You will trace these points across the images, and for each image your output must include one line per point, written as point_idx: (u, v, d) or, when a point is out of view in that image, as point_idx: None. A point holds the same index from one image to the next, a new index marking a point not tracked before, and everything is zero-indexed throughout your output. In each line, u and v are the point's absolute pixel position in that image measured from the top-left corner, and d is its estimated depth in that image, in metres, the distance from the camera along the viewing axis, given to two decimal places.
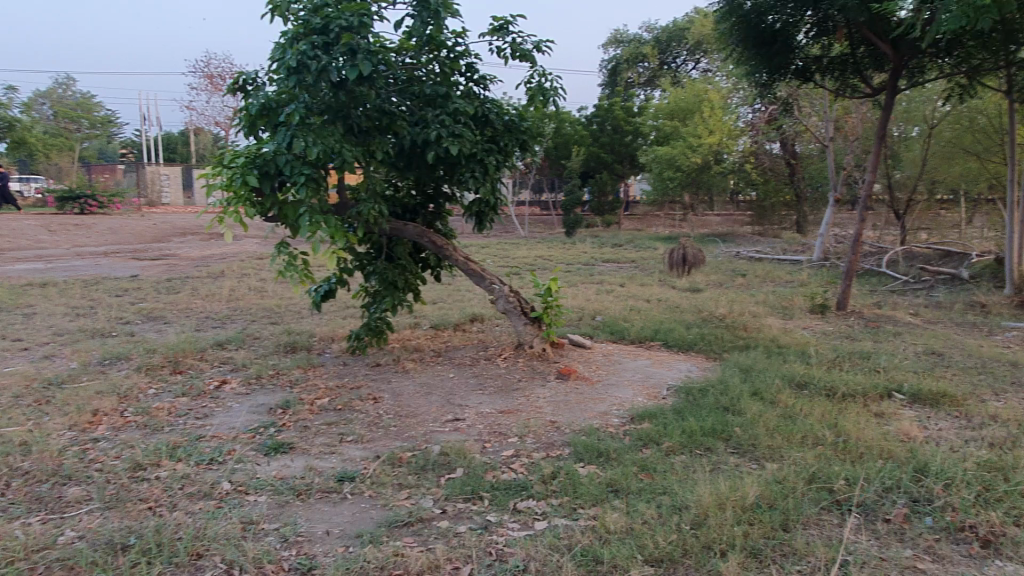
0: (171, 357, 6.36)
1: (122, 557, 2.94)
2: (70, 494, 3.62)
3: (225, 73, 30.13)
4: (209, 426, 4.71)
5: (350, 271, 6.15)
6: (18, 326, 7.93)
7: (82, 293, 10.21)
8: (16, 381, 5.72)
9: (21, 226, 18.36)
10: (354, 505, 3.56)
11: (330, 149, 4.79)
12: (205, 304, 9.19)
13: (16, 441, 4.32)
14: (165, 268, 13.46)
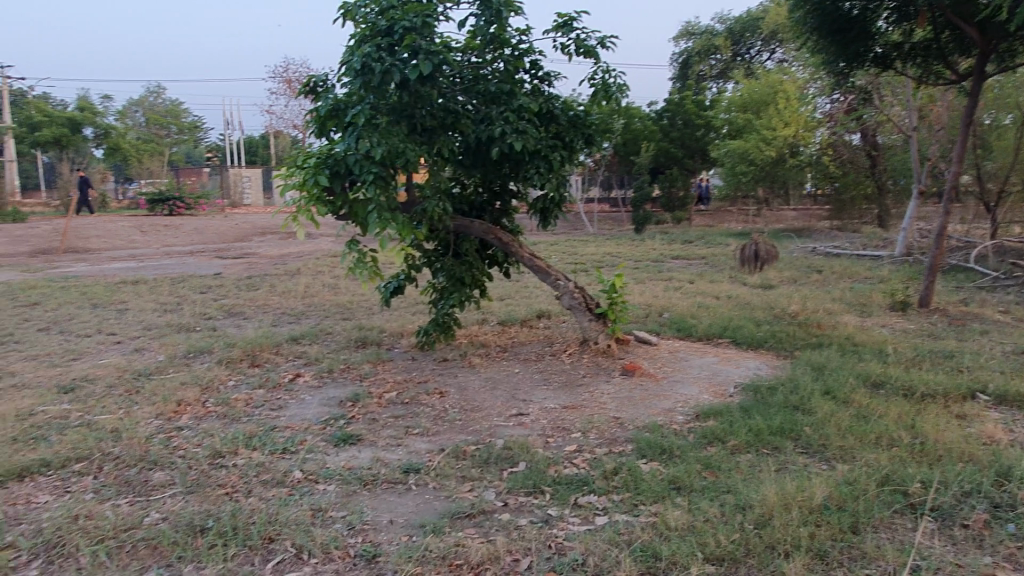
0: (249, 351, 6.64)
1: (201, 539, 3.10)
2: (156, 478, 3.84)
3: (303, 77, 31.11)
4: (283, 417, 4.91)
5: (419, 267, 6.29)
6: (112, 321, 8.45)
7: (170, 290, 10.76)
8: (110, 372, 6.10)
9: (116, 227, 19.45)
10: (419, 496, 3.65)
11: (396, 148, 4.92)
12: (282, 301, 9.54)
13: (108, 428, 4.61)
14: (246, 266, 14.02)
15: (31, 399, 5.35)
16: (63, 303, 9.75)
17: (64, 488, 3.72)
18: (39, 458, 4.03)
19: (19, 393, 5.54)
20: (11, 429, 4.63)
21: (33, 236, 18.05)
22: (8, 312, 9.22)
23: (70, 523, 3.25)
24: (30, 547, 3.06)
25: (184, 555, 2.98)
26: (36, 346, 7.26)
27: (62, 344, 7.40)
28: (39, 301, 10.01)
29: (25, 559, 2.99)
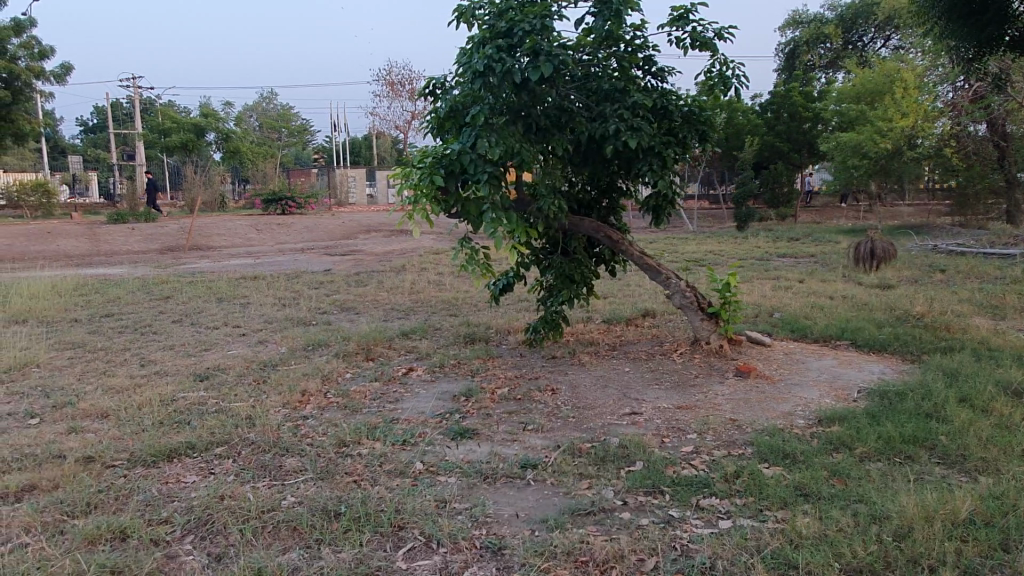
0: (364, 345, 6.90)
1: (336, 523, 3.26)
2: (289, 463, 4.06)
3: (405, 79, 31.99)
4: (400, 410, 5.08)
5: (527, 265, 6.36)
6: (236, 315, 8.97)
7: (287, 285, 11.31)
8: (239, 363, 6.48)
9: (235, 227, 20.62)
10: (538, 492, 3.69)
11: (512, 147, 4.99)
12: (391, 297, 9.85)
13: (242, 415, 4.90)
14: (354, 262, 14.55)
15: (172, 386, 5.76)
16: (191, 297, 10.45)
17: (209, 469, 3.99)
18: (185, 440, 4.33)
19: (161, 380, 5.98)
20: (157, 413, 5.00)
21: (162, 234, 19.40)
22: (146, 304, 9.96)
23: (217, 502, 3.49)
24: (183, 522, 3.29)
25: (322, 538, 3.14)
26: (172, 337, 7.80)
27: (194, 335, 7.93)
28: (170, 295, 10.76)
29: (180, 532, 3.22)
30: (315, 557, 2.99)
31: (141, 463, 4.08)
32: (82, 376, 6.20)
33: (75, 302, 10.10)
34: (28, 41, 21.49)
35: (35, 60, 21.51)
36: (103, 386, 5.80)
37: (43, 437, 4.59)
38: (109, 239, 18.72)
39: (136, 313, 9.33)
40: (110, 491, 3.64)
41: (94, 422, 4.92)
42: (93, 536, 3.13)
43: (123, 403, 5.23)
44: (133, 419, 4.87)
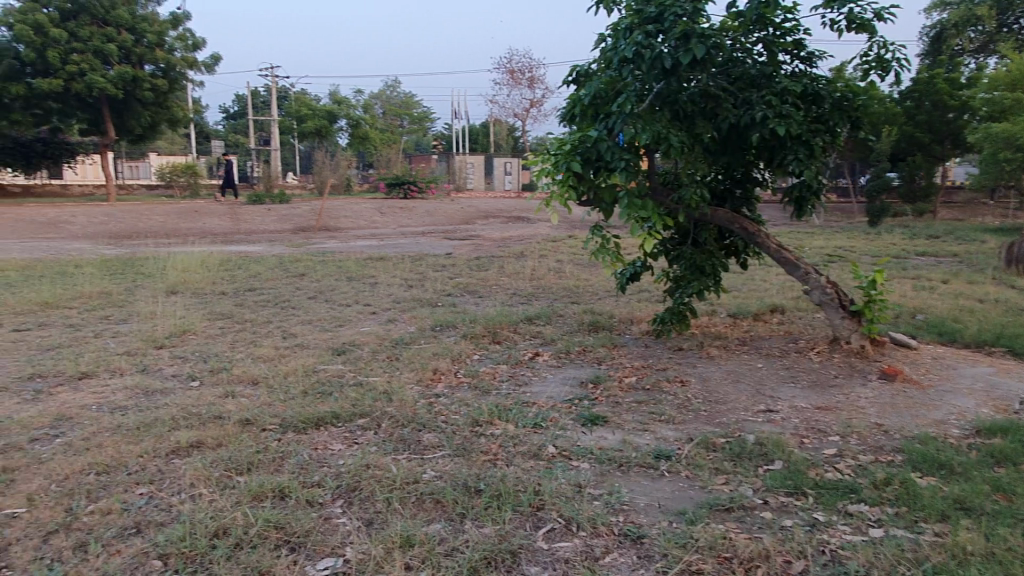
0: (491, 327, 7.04)
1: (477, 499, 3.37)
2: (426, 439, 4.21)
3: (525, 66, 32.14)
4: (530, 393, 5.15)
5: (656, 255, 6.27)
6: (367, 293, 9.38)
7: (413, 267, 11.70)
8: (372, 339, 6.78)
9: (361, 210, 21.52)
10: (673, 483, 3.65)
11: (654, 134, 4.94)
12: (512, 282, 9.98)
13: (380, 389, 5.13)
14: (474, 247, 14.86)
15: (313, 357, 6.11)
16: (325, 275, 11.01)
17: (353, 439, 4.22)
18: (330, 410, 4.59)
19: (303, 352, 6.36)
20: (301, 383, 5.32)
21: (295, 215, 20.55)
22: (284, 280, 10.59)
23: (363, 470, 3.69)
24: (334, 486, 3.50)
25: (465, 512, 3.25)
26: (309, 312, 8.26)
27: (329, 311, 8.36)
28: (305, 272, 11.37)
29: (331, 496, 3.42)
30: (459, 530, 3.11)
31: (292, 428, 4.36)
32: (233, 344, 6.69)
33: (222, 276, 10.88)
34: (183, 33, 23.13)
35: (188, 51, 23.14)
36: (253, 355, 6.23)
37: (204, 398, 4.99)
38: (248, 218, 19.99)
39: (276, 288, 9.93)
40: (267, 452, 3.92)
41: (246, 388, 5.30)
42: (258, 493, 3.38)
43: (271, 371, 5.62)
44: (281, 387, 5.21)
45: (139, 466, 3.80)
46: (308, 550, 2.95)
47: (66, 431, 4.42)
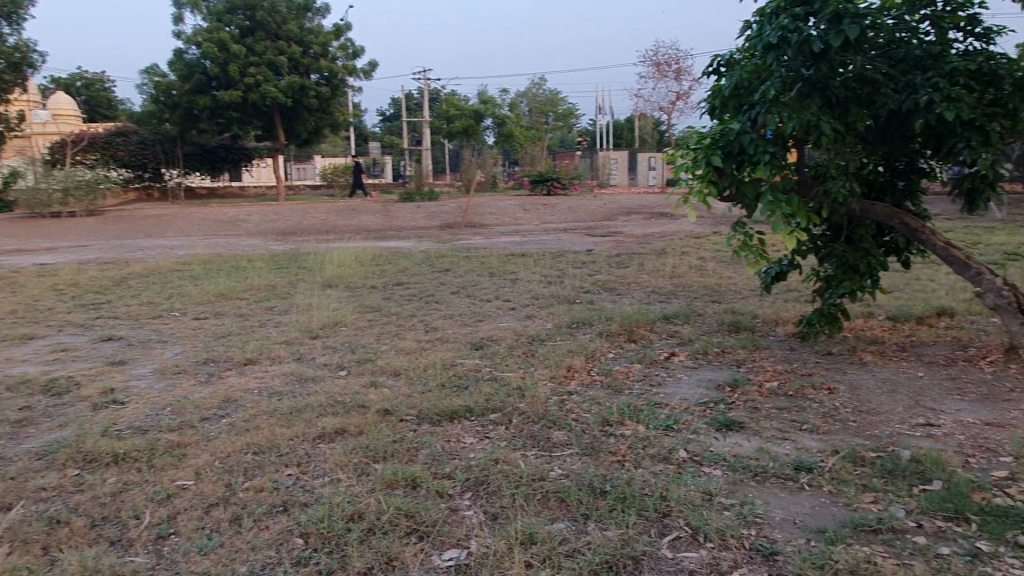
0: (626, 326, 6.94)
1: (602, 501, 3.34)
2: (555, 436, 4.23)
3: (672, 58, 31.28)
4: (664, 394, 5.03)
5: (804, 253, 5.90)
6: (506, 289, 9.56)
7: (552, 264, 11.78)
8: (509, 335, 6.91)
9: (504, 207, 21.97)
10: (814, 498, 3.43)
11: (802, 124, 4.64)
12: (652, 279, 9.78)
13: (514, 384, 5.22)
14: (614, 243, 14.71)
15: (451, 352, 6.33)
16: (468, 271, 11.33)
17: (484, 433, 4.32)
18: (464, 404, 4.72)
19: (443, 346, 6.60)
20: (438, 375, 5.54)
21: (442, 213, 21.33)
22: (430, 276, 11.03)
23: (491, 464, 3.76)
24: (463, 479, 3.60)
25: (589, 513, 3.23)
26: (451, 307, 8.55)
27: (470, 306, 8.61)
28: (449, 268, 11.78)
29: (460, 488, 3.52)
30: (582, 532, 3.10)
31: (428, 420, 4.53)
32: (380, 336, 7.07)
33: (373, 271, 11.52)
34: (345, 43, 24.55)
35: (349, 59, 24.58)
36: (396, 347, 6.55)
37: (350, 387, 5.31)
38: (399, 216, 21.00)
39: (421, 283, 10.36)
40: (403, 442, 4.10)
41: (388, 378, 5.59)
42: (392, 481, 3.54)
43: (412, 364, 5.88)
44: (420, 380, 5.45)
45: (289, 449, 4.11)
46: (435, 540, 3.05)
47: (231, 412, 4.87)
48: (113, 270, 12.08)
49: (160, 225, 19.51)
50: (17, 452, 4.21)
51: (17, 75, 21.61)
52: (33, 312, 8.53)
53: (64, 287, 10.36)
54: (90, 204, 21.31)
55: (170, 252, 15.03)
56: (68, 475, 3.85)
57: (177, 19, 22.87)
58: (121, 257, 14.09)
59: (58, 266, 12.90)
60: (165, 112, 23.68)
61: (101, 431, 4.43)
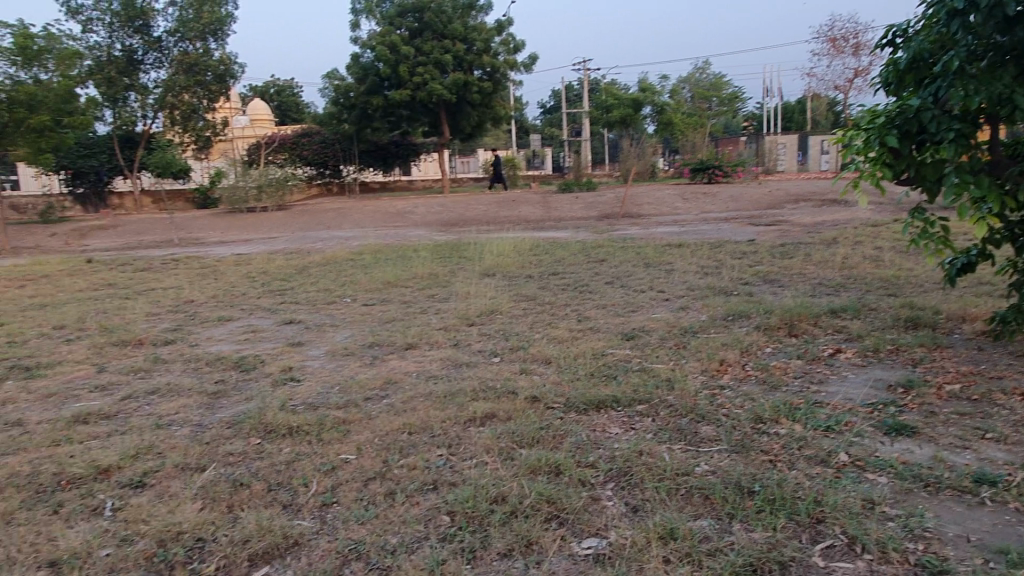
0: (788, 319, 6.58)
1: (749, 501, 3.22)
2: (704, 431, 4.11)
3: (850, 33, 28.96)
4: (825, 393, 4.72)
5: (998, 241, 5.28)
6: (661, 280, 9.39)
7: (711, 254, 11.40)
8: (662, 326, 6.81)
9: (662, 196, 21.58)
10: (995, 515, 3.08)
11: (993, 97, 4.15)
12: (820, 271, 9.19)
13: (663, 376, 5.13)
14: (779, 233, 13.98)
15: (602, 341, 6.34)
16: (623, 261, 11.24)
17: (631, 424, 4.29)
18: (611, 393, 4.72)
19: (594, 335, 6.63)
20: (588, 364, 5.57)
21: (599, 203, 21.30)
22: (585, 266, 11.07)
23: (636, 456, 3.73)
24: (606, 469, 3.60)
25: (735, 513, 3.12)
26: (604, 297, 8.54)
27: (623, 296, 8.55)
28: (604, 258, 11.77)
29: (602, 478, 3.54)
30: (726, 532, 3.00)
31: (575, 408, 4.57)
32: (533, 325, 7.23)
33: (530, 260, 11.75)
34: (506, 38, 25.02)
35: (511, 53, 25.05)
36: (548, 336, 6.67)
37: (502, 373, 5.48)
38: (557, 206, 21.22)
39: (576, 273, 10.43)
40: (549, 429, 4.17)
41: (539, 366, 5.71)
42: (535, 467, 3.61)
43: (563, 352, 5.96)
44: (569, 368, 5.52)
45: (442, 430, 4.31)
46: (574, 528, 3.08)
47: (392, 392, 5.19)
48: (297, 259, 13.23)
49: (338, 218, 21.06)
50: (212, 420, 4.76)
51: (221, 85, 24.15)
52: (230, 296, 9.55)
53: (256, 274, 11.51)
54: (280, 199, 23.41)
55: (346, 242, 16.19)
56: (251, 443, 4.30)
57: (354, 26, 24.49)
58: (304, 248, 15.39)
59: (251, 255, 14.33)
60: (343, 113, 25.60)
61: (280, 405, 4.89)
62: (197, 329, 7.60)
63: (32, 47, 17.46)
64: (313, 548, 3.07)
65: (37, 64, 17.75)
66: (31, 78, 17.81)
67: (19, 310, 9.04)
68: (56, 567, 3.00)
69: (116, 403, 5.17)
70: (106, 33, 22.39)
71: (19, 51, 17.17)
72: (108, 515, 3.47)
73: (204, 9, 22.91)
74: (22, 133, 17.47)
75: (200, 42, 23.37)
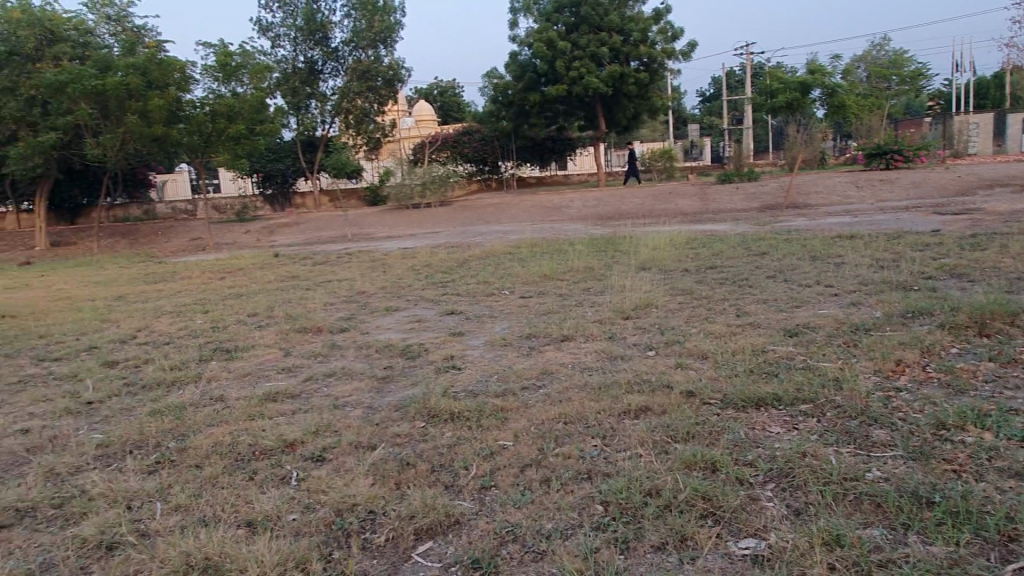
0: (978, 317, 5.97)
1: (928, 512, 2.99)
2: (876, 435, 3.85)
3: None
4: (1022, 399, 4.25)
5: None
6: (830, 274, 8.84)
7: (887, 246, 10.57)
8: (830, 322, 6.43)
9: (832, 185, 20.26)
10: None
11: None
12: (1018, 264, 8.24)
13: (831, 375, 4.86)
14: (969, 222, 12.67)
15: (763, 337, 6.09)
16: (787, 254, 10.70)
17: (794, 424, 4.10)
18: (773, 391, 4.54)
19: (754, 331, 6.39)
20: (748, 361, 5.38)
21: (762, 194, 20.35)
22: (745, 259, 10.66)
23: (799, 457, 3.58)
24: (766, 469, 3.48)
25: (911, 523, 2.92)
26: (766, 292, 8.19)
27: (786, 291, 8.15)
28: (767, 251, 11.26)
29: (762, 478, 3.42)
30: (900, 543, 2.80)
31: (732, 405, 4.44)
32: (690, 319, 7.08)
33: (688, 254, 11.49)
34: (664, 26, 24.42)
35: (669, 42, 24.46)
36: (706, 331, 6.51)
37: (657, 367, 5.44)
38: (717, 198, 20.52)
39: (736, 266, 10.07)
40: (705, 425, 4.08)
41: (696, 361, 5.60)
42: (691, 462, 3.56)
43: (721, 348, 5.80)
44: (728, 364, 5.36)
45: (596, 422, 4.35)
46: (732, 527, 3.01)
47: (547, 383, 5.30)
48: (458, 253, 13.80)
49: (496, 213, 21.68)
50: (381, 403, 5.11)
51: (390, 89, 25.60)
52: (397, 288, 10.15)
53: (420, 267, 12.15)
54: (442, 196, 24.46)
55: (504, 236, 16.64)
56: (417, 426, 4.57)
57: (513, 24, 25.02)
58: (465, 242, 16.02)
59: (416, 249, 15.14)
60: (502, 111, 26.34)
61: (442, 391, 5.15)
62: (368, 318, 8.17)
63: (230, 64, 19.44)
64: (472, 528, 3.22)
65: (235, 78, 19.74)
66: (229, 91, 19.86)
67: (220, 299, 10.15)
68: (252, 526, 3.37)
69: (300, 384, 5.68)
70: (291, 47, 24.44)
71: (220, 68, 19.17)
72: (293, 484, 3.84)
73: (376, 18, 24.34)
74: (223, 141, 19.54)
75: (371, 50, 24.89)
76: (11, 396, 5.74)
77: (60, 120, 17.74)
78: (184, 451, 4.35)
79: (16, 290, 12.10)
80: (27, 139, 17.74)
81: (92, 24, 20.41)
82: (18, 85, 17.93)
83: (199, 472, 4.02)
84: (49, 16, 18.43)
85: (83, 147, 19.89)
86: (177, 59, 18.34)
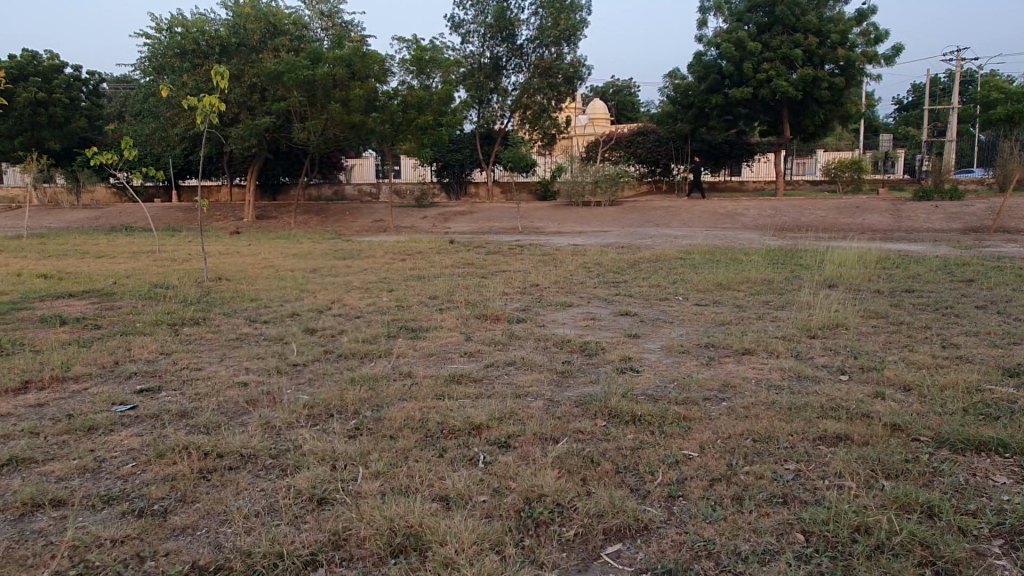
0: None
1: None
2: None
3: None
4: None
5: None
6: None
7: None
8: None
9: None
10: None
11: None
12: None
13: None
14: None
15: (977, 374, 5.50)
16: (999, 283, 9.63)
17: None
18: (997, 436, 4.08)
19: (965, 366, 5.79)
20: (961, 398, 4.88)
21: (967, 214, 18.51)
22: (948, 285, 9.72)
23: None
24: (994, 521, 3.15)
25: None
26: (977, 323, 7.40)
27: (1000, 324, 7.33)
28: (974, 278, 10.15)
29: (989, 531, 3.09)
30: None
31: (947, 445, 4.06)
32: (887, 345, 6.58)
33: (879, 274, 10.66)
34: (867, 28, 22.78)
35: (870, 45, 22.76)
36: (906, 360, 6.01)
37: (854, 394, 5.07)
38: (912, 215, 18.91)
39: (938, 292, 9.21)
40: (917, 464, 3.76)
41: (897, 392, 5.17)
42: (905, 503, 3.29)
43: (927, 381, 5.31)
44: (936, 399, 4.89)
45: (789, 443, 4.14)
46: None
47: (731, 396, 5.11)
48: (627, 254, 13.71)
49: (666, 216, 21.30)
50: (563, 397, 5.16)
51: (569, 86, 25.80)
52: (569, 284, 10.24)
53: (592, 265, 12.19)
54: (613, 195, 24.43)
55: (676, 240, 16.34)
56: (598, 425, 4.57)
57: (701, 24, 24.40)
58: (635, 243, 15.89)
59: (586, 246, 15.23)
60: (681, 112, 25.84)
61: (624, 393, 5.12)
62: (543, 312, 8.30)
63: (425, 58, 20.41)
64: (663, 536, 3.18)
65: (426, 72, 20.72)
66: (420, 84, 20.92)
67: (403, 280, 10.73)
68: (446, 502, 3.50)
69: (481, 370, 5.88)
70: (480, 43, 25.38)
71: (414, 62, 20.23)
72: (481, 466, 3.96)
73: (563, 15, 24.54)
74: (411, 130, 20.64)
75: (555, 48, 25.23)
76: (231, 351, 6.41)
77: (274, 105, 19.64)
78: (379, 422, 4.63)
79: (227, 257, 13.48)
80: (247, 122, 19.73)
81: (308, 19, 22.26)
82: (243, 73, 19.98)
83: (394, 443, 4.25)
84: (273, 11, 20.29)
85: (291, 130, 21.74)
86: (378, 52, 19.55)
